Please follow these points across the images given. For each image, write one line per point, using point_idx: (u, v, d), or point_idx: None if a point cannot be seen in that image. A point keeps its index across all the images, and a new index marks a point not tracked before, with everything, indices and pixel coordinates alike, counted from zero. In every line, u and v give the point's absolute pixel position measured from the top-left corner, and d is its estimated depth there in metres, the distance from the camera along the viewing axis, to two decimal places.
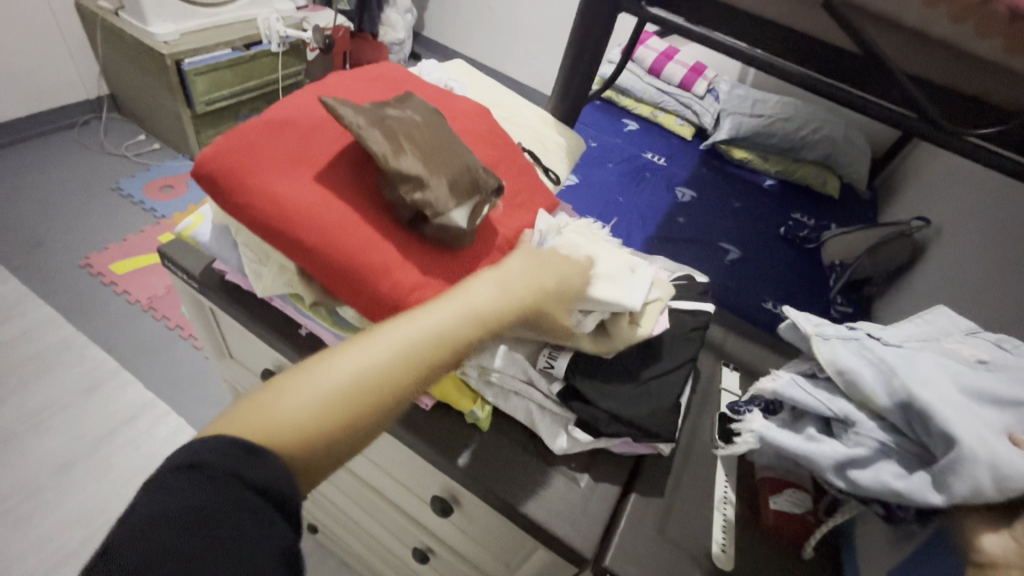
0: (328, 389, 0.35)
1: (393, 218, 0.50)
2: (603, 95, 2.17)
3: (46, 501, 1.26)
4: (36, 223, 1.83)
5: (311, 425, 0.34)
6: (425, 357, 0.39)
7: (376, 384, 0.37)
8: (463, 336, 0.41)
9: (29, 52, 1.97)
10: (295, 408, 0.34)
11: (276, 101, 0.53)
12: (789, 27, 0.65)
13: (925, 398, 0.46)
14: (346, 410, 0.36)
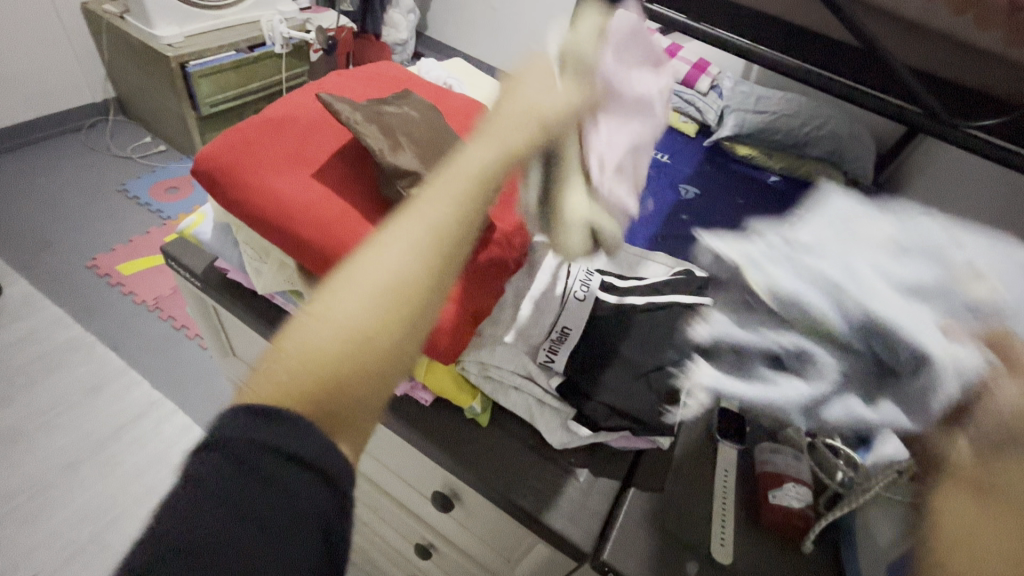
0: (322, 332, 0.34)
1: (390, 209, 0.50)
2: None
3: (54, 498, 1.28)
4: (44, 225, 1.85)
5: (322, 371, 0.33)
6: (417, 253, 0.37)
7: (376, 299, 0.35)
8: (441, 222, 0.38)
9: (36, 55, 1.99)
10: (300, 358, 0.33)
11: (276, 100, 0.54)
12: (787, 22, 0.65)
13: (886, 312, 0.40)
14: (349, 338, 0.34)
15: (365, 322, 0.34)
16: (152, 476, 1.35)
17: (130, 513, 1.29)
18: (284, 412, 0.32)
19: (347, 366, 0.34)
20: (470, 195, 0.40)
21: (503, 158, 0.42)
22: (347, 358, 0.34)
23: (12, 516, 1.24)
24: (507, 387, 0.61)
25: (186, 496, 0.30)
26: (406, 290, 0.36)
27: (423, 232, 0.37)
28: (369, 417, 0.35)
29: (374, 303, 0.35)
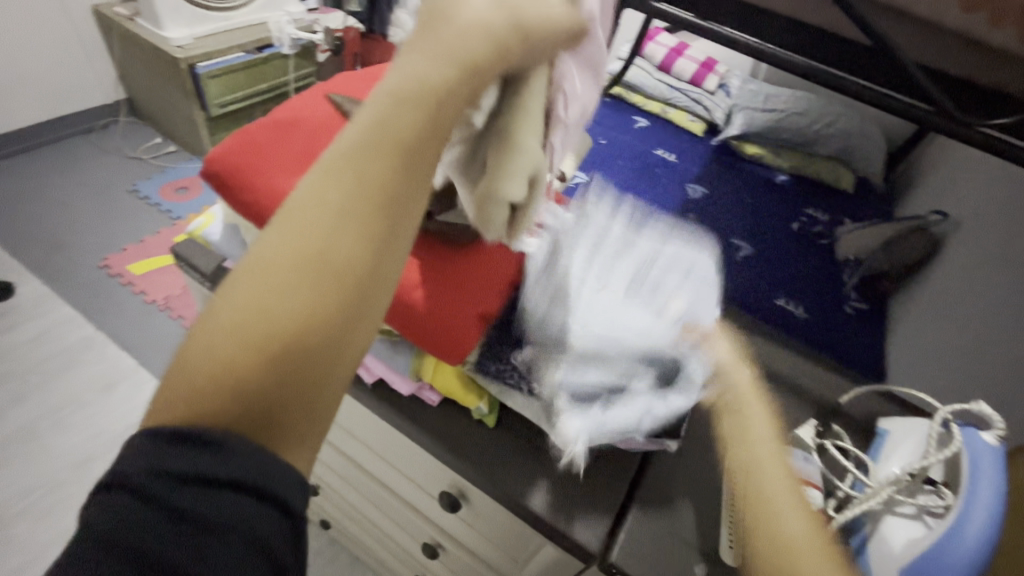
0: (235, 325, 0.29)
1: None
2: (612, 91, 2.15)
3: (67, 495, 1.30)
4: (57, 225, 1.87)
5: (237, 371, 0.28)
6: (342, 215, 0.30)
7: (296, 276, 0.29)
8: (367, 173, 0.30)
9: (49, 58, 2.02)
10: (210, 359, 0.28)
11: (284, 102, 0.54)
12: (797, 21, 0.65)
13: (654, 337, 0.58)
14: (267, 327, 0.29)
15: (284, 308, 0.29)
16: None
17: None
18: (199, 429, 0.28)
19: (268, 361, 0.29)
20: (402, 133, 0.31)
21: (437, 83, 0.32)
22: (268, 351, 0.29)
23: (26, 514, 1.26)
24: (510, 390, 0.59)
25: (95, 547, 0.26)
26: (331, 261, 0.30)
27: (332, 191, 0.30)
28: (301, 417, 0.30)
29: (285, 280, 0.29)
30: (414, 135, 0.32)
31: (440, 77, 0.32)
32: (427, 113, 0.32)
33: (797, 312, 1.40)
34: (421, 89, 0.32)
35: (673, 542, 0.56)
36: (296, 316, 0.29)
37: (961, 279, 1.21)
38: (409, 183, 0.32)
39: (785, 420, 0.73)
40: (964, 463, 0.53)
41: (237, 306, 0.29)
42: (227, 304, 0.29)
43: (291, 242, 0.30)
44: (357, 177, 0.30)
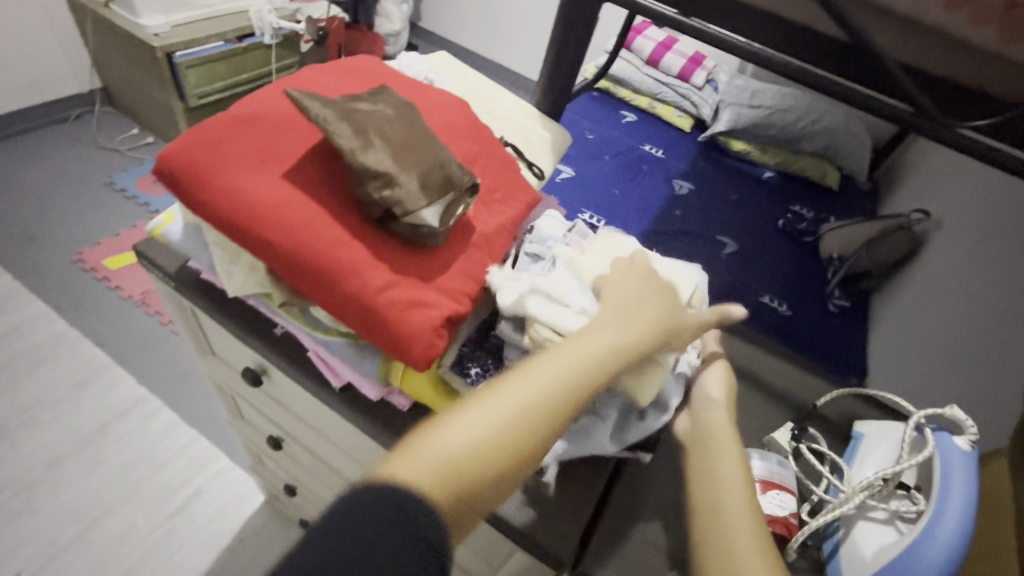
0: (474, 446, 0.37)
1: (361, 214, 0.48)
2: (600, 85, 2.14)
3: (39, 495, 1.27)
4: (30, 217, 1.82)
5: (461, 481, 0.36)
6: (561, 406, 0.40)
7: (519, 432, 0.39)
8: (592, 383, 0.41)
9: (20, 44, 1.95)
10: (456, 465, 0.36)
11: (244, 97, 0.52)
12: (785, 20, 0.63)
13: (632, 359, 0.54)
14: (489, 462, 0.37)
15: (502, 450, 0.38)
16: (137, 475, 1.34)
17: (117, 511, 1.28)
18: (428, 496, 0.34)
19: (479, 482, 0.37)
20: (617, 365, 0.44)
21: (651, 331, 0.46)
22: (481, 477, 0.37)
23: None
24: None
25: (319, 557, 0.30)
26: (542, 435, 0.40)
27: (581, 371, 0.42)
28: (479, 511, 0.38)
29: (528, 415, 0.39)
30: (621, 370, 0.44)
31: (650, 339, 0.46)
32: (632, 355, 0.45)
33: (781, 309, 1.40)
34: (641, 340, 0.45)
35: (646, 551, 0.56)
36: (522, 444, 0.39)
37: (941, 279, 1.22)
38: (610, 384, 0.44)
39: (763, 423, 0.73)
40: (937, 467, 0.53)
41: (481, 431, 0.38)
42: (473, 426, 0.38)
43: (524, 402, 0.40)
44: (582, 383, 0.42)
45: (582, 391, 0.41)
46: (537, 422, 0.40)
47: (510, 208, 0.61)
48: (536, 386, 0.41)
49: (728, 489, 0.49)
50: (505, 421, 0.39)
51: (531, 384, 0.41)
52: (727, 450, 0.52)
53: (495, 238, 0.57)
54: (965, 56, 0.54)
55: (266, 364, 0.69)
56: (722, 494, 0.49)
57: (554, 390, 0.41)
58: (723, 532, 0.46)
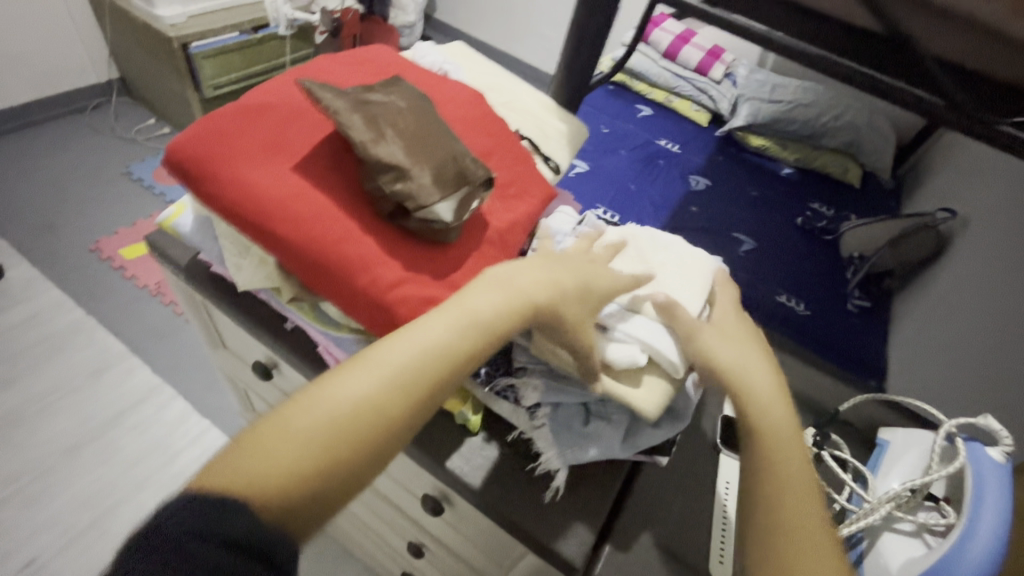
0: (295, 448, 0.35)
1: (372, 208, 0.47)
2: (616, 78, 2.11)
3: (55, 482, 1.29)
4: (48, 207, 1.84)
5: (281, 485, 0.34)
6: (396, 396, 0.39)
7: (345, 428, 0.37)
8: (432, 367, 0.40)
9: (39, 35, 1.97)
10: (274, 464, 0.34)
11: (255, 87, 0.51)
12: (813, 9, 0.60)
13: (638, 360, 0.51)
14: (312, 464, 0.35)
15: (327, 450, 0.36)
16: (150, 464, 1.35)
17: (130, 499, 1.30)
18: (235, 500, 0.32)
19: (302, 488, 0.35)
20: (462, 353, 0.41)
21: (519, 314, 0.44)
22: (305, 481, 0.35)
23: (14, 500, 1.25)
24: (497, 398, 0.55)
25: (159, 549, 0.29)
26: (374, 428, 0.38)
27: (419, 351, 0.40)
28: (314, 512, 0.35)
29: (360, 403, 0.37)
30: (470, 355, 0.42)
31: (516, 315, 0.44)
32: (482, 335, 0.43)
33: (799, 309, 1.37)
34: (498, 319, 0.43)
35: (660, 557, 0.55)
36: (355, 435, 0.37)
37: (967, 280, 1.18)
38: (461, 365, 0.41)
39: None
40: (969, 479, 0.51)
41: (303, 437, 0.36)
42: (290, 429, 0.36)
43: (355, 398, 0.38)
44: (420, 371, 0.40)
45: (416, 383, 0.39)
46: (372, 418, 0.38)
47: (525, 204, 0.59)
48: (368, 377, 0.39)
49: (791, 476, 0.41)
50: (332, 415, 0.37)
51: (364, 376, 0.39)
52: (777, 426, 0.44)
53: (510, 232, 0.56)
54: (1001, 50, 0.51)
55: (277, 358, 0.68)
56: (780, 493, 0.40)
57: (387, 382, 0.39)
58: (778, 523, 0.38)
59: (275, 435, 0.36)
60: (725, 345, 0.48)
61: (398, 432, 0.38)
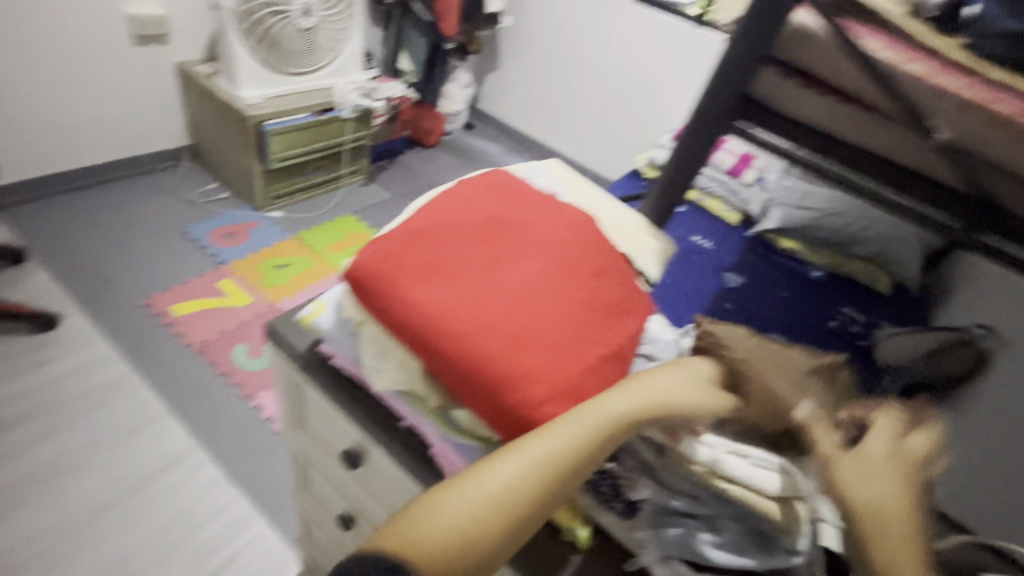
0: (476, 503, 0.40)
1: (534, 325, 0.53)
2: (646, 175, 2.19)
3: (80, 546, 1.25)
4: (107, 261, 1.93)
5: (447, 552, 0.37)
6: (538, 490, 0.42)
7: (494, 513, 0.40)
8: (587, 456, 0.45)
9: (129, 103, 2.16)
10: (492, 501, 0.40)
11: (413, 213, 0.61)
12: (895, 159, 0.69)
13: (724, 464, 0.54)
14: (478, 544, 0.38)
15: (468, 548, 0.38)
16: (176, 533, 1.31)
17: (152, 570, 1.24)
18: (449, 527, 0.38)
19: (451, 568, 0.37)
20: (581, 465, 0.45)
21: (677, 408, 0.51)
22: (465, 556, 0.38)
23: (37, 562, 1.22)
24: (602, 507, 0.58)
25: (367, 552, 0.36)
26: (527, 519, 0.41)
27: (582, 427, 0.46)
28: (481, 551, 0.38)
29: (527, 472, 0.42)
30: (594, 460, 0.45)
31: (643, 418, 0.49)
32: (612, 439, 0.47)
33: None
34: (582, 463, 0.45)
35: None
36: (522, 505, 0.41)
37: None
38: (600, 450, 0.46)
39: None
40: None
41: (484, 495, 0.40)
42: (456, 494, 0.40)
43: (517, 481, 0.42)
44: (553, 469, 0.43)
45: (541, 487, 0.42)
46: (516, 508, 0.41)
47: (634, 324, 0.63)
48: (519, 462, 0.42)
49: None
50: (498, 486, 0.41)
51: (517, 461, 0.43)
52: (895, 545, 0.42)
53: (624, 346, 0.59)
54: None
55: (368, 448, 0.70)
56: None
57: (543, 457, 0.43)
58: None
59: (455, 491, 0.41)
60: (878, 495, 0.44)
61: (535, 507, 0.42)
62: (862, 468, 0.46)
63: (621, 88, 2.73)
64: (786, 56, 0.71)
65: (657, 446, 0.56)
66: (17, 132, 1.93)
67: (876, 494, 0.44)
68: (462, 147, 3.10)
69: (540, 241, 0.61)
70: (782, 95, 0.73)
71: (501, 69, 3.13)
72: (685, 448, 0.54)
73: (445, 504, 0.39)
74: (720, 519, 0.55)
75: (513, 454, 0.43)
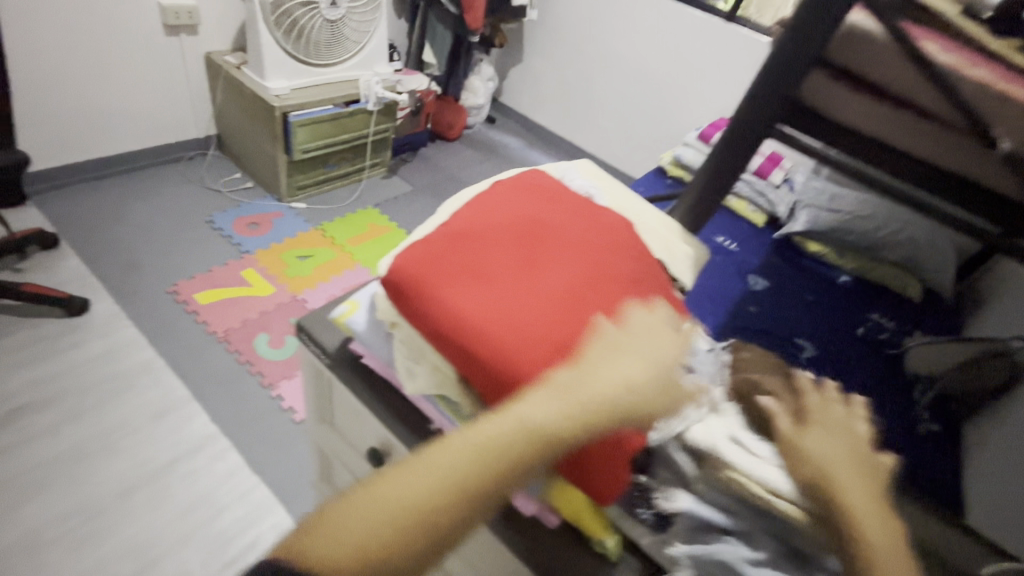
0: (380, 512, 0.41)
1: (573, 334, 0.52)
2: (670, 172, 2.14)
3: (106, 527, 1.28)
4: (135, 248, 1.96)
5: (345, 558, 0.39)
6: (443, 497, 0.42)
7: (395, 532, 0.40)
8: (506, 464, 0.43)
9: (158, 92, 2.19)
10: (398, 508, 0.41)
11: (449, 216, 0.61)
12: (946, 169, 0.67)
13: (769, 475, 0.51)
14: (378, 550, 0.40)
15: (371, 553, 0.40)
16: (198, 518, 1.33)
17: (175, 554, 1.27)
18: (345, 533, 0.40)
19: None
20: (496, 481, 0.43)
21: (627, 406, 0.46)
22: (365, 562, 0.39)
23: (65, 540, 1.25)
24: (633, 519, 0.58)
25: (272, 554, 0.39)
26: (435, 526, 0.41)
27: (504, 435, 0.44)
28: (384, 556, 0.40)
29: (434, 481, 0.42)
30: (514, 468, 0.43)
31: (577, 426, 0.45)
32: (540, 446, 0.44)
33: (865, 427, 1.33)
34: (499, 470, 0.43)
35: None
36: (424, 512, 0.41)
37: None
38: (527, 458, 0.43)
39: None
40: None
41: (388, 503, 0.41)
42: (357, 511, 0.41)
43: (423, 490, 0.42)
44: (463, 477, 0.42)
45: (445, 496, 0.42)
46: (418, 513, 0.41)
47: None
48: (425, 471, 0.42)
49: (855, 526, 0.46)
50: (403, 494, 0.41)
51: (428, 469, 0.43)
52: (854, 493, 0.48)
53: None
54: None
55: (395, 447, 0.70)
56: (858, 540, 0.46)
57: (452, 467, 0.42)
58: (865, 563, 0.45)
59: (365, 498, 0.42)
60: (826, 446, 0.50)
61: (440, 514, 0.41)
62: (814, 432, 0.52)
63: (647, 84, 2.69)
64: (840, 59, 0.67)
65: (695, 455, 0.56)
66: (51, 119, 1.97)
67: (825, 449, 0.50)
68: (484, 141, 3.09)
69: (577, 246, 0.60)
70: (833, 100, 0.70)
71: (525, 63, 3.11)
72: (716, 454, 0.53)
73: (347, 510, 0.41)
74: (760, 536, 0.53)
75: (426, 461, 0.43)
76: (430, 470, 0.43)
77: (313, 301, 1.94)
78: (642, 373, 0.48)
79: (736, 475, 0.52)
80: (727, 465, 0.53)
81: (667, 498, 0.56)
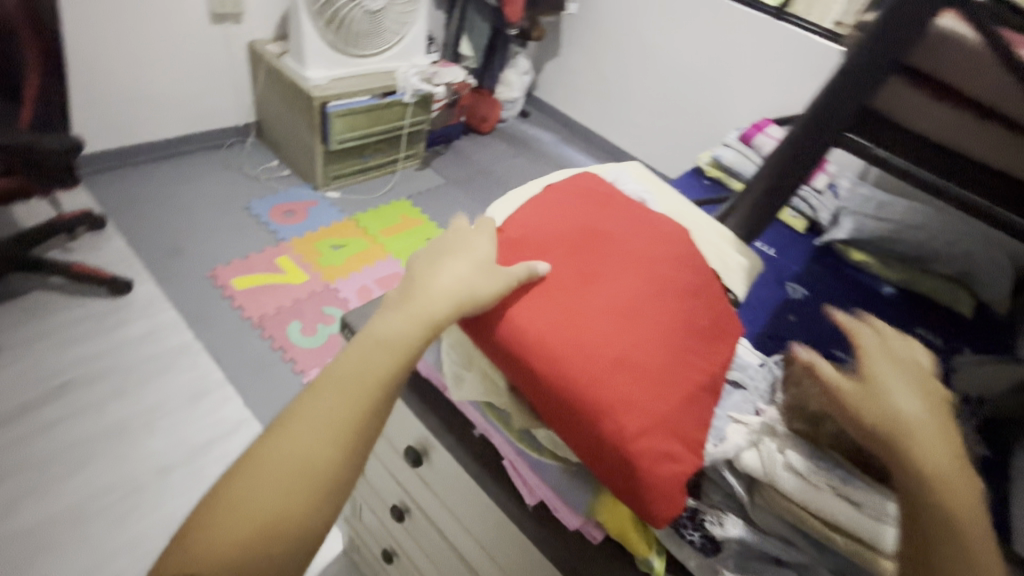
0: (272, 480, 0.43)
1: (628, 347, 0.52)
2: (708, 173, 2.07)
3: (143, 503, 1.32)
4: (176, 232, 2.01)
5: (250, 534, 0.41)
6: (330, 443, 0.45)
7: (297, 485, 0.43)
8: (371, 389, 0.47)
9: (201, 79, 2.23)
10: (292, 469, 0.43)
11: (502, 225, 0.63)
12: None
13: (828, 511, 0.49)
14: (277, 513, 0.42)
15: (275, 519, 0.42)
16: None
17: None
18: (244, 513, 0.42)
19: (264, 549, 0.41)
20: (371, 399, 0.47)
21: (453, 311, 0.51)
22: (272, 530, 0.42)
23: (106, 513, 1.29)
24: (679, 539, 0.55)
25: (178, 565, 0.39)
26: (329, 473, 0.44)
27: (364, 366, 0.48)
28: (291, 514, 0.43)
29: (318, 431, 0.45)
30: (381, 391, 0.47)
31: (416, 336, 0.49)
32: (397, 361, 0.49)
33: None
34: (367, 398, 0.47)
35: None
36: (318, 462, 0.44)
37: None
38: (387, 377, 0.48)
39: None
40: None
41: (276, 468, 0.43)
42: (248, 484, 0.43)
43: (309, 445, 0.44)
44: (343, 418, 0.46)
45: (331, 439, 0.45)
46: (310, 463, 0.44)
47: (728, 350, 0.61)
48: (305, 429, 0.45)
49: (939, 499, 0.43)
50: (294, 455, 0.44)
51: (304, 423, 0.45)
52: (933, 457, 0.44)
53: (720, 373, 0.58)
54: None
55: (436, 447, 0.71)
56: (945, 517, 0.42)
57: (327, 413, 0.45)
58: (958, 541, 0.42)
59: (250, 474, 0.43)
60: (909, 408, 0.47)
61: (330, 457, 0.45)
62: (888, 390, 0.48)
63: (687, 81, 2.61)
64: (918, 65, 0.64)
65: (748, 481, 0.54)
66: (100, 104, 2.03)
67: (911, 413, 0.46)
68: (517, 135, 3.06)
69: (631, 254, 0.60)
70: (908, 107, 0.67)
71: (561, 56, 3.06)
72: (779, 486, 0.51)
73: (237, 494, 0.42)
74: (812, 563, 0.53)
75: (305, 417, 0.45)
76: (312, 423, 0.45)
77: (345, 291, 1.95)
78: (470, 272, 0.53)
79: (795, 509, 0.51)
80: (789, 500, 0.50)
81: (717, 523, 0.55)
